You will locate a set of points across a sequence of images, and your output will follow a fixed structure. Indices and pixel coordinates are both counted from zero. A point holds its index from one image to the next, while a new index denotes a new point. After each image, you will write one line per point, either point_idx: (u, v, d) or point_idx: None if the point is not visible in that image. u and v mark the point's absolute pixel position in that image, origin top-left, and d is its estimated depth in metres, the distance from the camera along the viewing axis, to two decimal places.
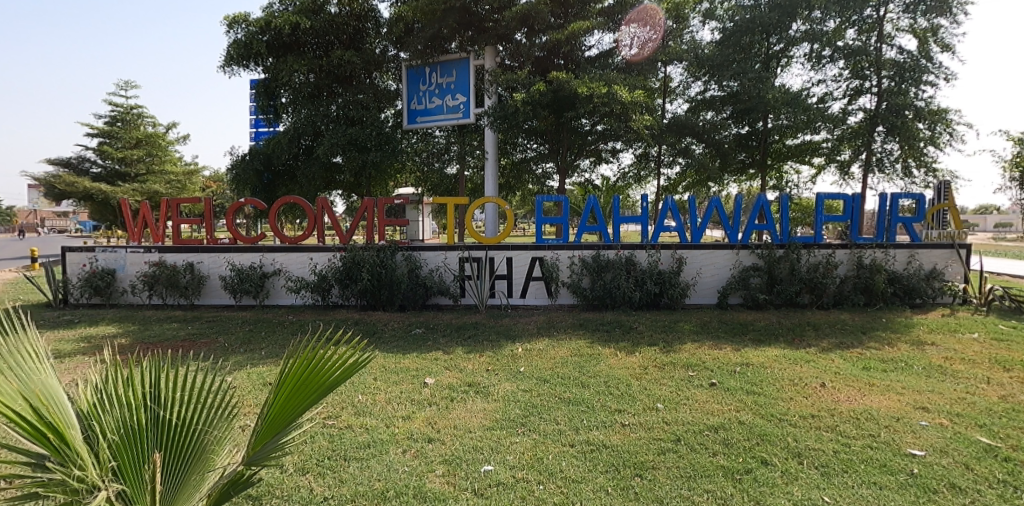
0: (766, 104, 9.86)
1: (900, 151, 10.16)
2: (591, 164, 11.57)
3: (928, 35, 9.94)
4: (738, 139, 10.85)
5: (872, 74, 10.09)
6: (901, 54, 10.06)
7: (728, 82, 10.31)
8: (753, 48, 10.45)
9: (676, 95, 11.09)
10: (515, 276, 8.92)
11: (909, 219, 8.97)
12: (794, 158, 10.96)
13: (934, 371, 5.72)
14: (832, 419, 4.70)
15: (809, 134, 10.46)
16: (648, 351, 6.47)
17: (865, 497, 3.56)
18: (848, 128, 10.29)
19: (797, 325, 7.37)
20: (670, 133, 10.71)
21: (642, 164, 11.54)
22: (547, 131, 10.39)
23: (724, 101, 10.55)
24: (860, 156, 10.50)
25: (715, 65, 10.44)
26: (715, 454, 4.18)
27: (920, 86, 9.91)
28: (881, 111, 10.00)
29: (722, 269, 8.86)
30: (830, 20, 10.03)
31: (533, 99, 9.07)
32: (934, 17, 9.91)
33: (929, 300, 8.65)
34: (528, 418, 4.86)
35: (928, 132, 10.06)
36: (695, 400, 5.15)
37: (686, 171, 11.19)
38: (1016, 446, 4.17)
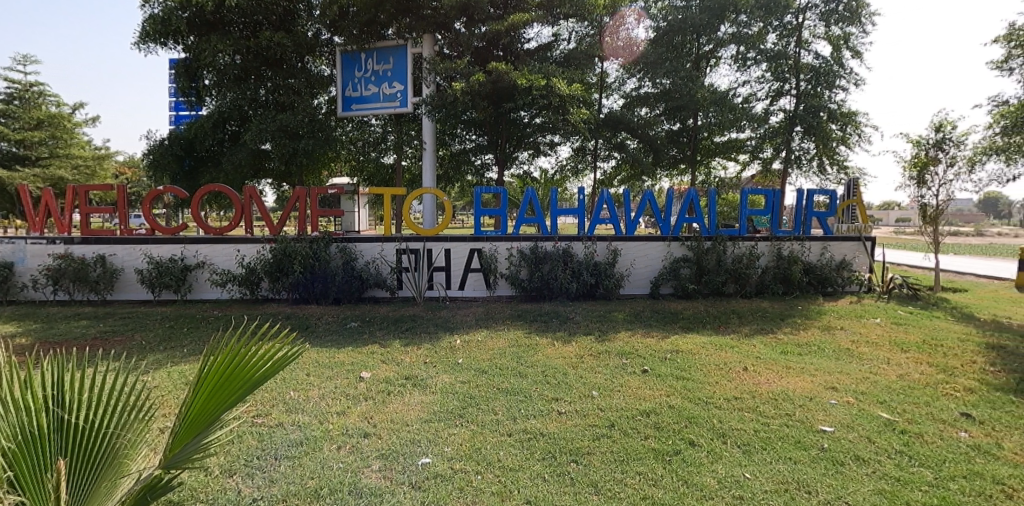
0: (695, 102, 10.30)
1: (816, 150, 10.86)
2: (529, 156, 11.57)
3: (841, 42, 10.65)
4: (670, 135, 11.16)
5: (791, 78, 10.75)
6: (817, 58, 10.71)
7: (662, 79, 10.55)
8: (685, 47, 10.80)
9: (612, 90, 11.32)
10: (454, 268, 8.86)
11: (822, 213, 9.63)
12: (721, 155, 11.52)
13: (843, 354, 6.18)
14: (753, 401, 4.98)
15: (735, 132, 11.02)
16: (584, 341, 6.59)
17: (781, 472, 3.92)
18: (770, 127, 10.92)
19: (722, 314, 7.76)
20: (606, 127, 10.97)
21: (579, 158, 11.66)
22: (485, 123, 10.33)
23: (657, 98, 10.75)
24: (781, 154, 11.09)
25: (649, 63, 10.69)
26: (647, 438, 4.38)
27: (833, 90, 10.61)
28: (799, 111, 10.64)
29: (654, 261, 9.16)
30: (755, 24, 10.50)
31: (472, 90, 8.96)
32: (846, 25, 10.60)
33: (839, 288, 9.33)
34: (467, 409, 4.85)
35: (840, 132, 10.83)
36: (628, 387, 5.29)
37: (621, 165, 11.46)
38: (911, 420, 4.63)
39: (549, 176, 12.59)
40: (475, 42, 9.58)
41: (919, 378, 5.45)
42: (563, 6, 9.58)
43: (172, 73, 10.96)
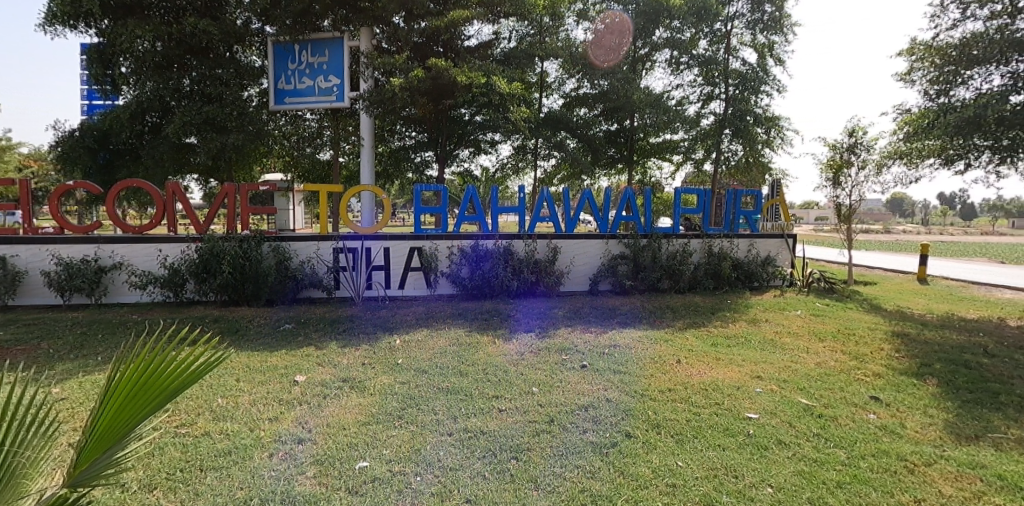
0: (632, 104, 10.60)
1: (744, 152, 11.44)
2: (470, 154, 11.51)
3: (766, 51, 11.27)
4: (608, 135, 11.54)
5: (721, 83, 11.22)
6: (744, 65, 11.27)
7: (599, 80, 10.90)
8: (622, 50, 11.06)
9: (552, 90, 11.46)
10: (394, 267, 8.70)
11: (749, 213, 10.18)
12: (656, 155, 11.87)
13: (767, 344, 6.54)
14: (685, 391, 5.19)
15: (670, 133, 11.45)
16: (525, 338, 6.64)
17: (711, 459, 4.10)
18: (701, 129, 11.40)
19: (658, 309, 8.03)
20: (546, 127, 11.22)
21: (520, 157, 11.73)
22: (425, 119, 10.22)
23: (596, 99, 11.07)
24: (711, 155, 11.63)
25: (587, 64, 10.94)
26: (586, 431, 4.47)
27: (759, 95, 11.21)
28: (729, 115, 11.18)
29: (593, 258, 9.35)
30: (688, 30, 10.93)
31: (411, 86, 8.64)
32: (770, 34, 11.23)
33: (764, 283, 9.88)
34: (406, 410, 4.77)
35: (766, 135, 11.48)
36: (568, 382, 5.38)
37: (561, 164, 11.60)
38: (827, 404, 4.97)
39: (490, 174, 12.59)
40: (415, 37, 9.53)
41: (834, 366, 5.86)
42: (503, 4, 9.59)
43: (83, 58, 10.11)
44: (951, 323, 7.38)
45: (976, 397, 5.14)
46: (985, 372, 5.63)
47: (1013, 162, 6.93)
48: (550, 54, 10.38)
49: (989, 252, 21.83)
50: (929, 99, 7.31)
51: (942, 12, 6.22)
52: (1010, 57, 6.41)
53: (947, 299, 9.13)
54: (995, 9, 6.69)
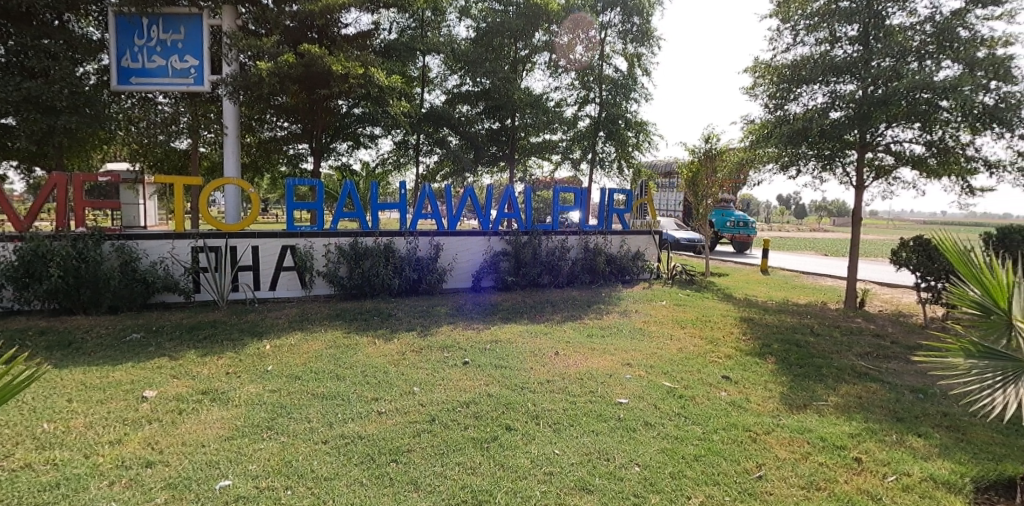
0: (513, 103, 10.94)
1: (616, 153, 12.23)
2: (349, 148, 11.09)
3: (635, 60, 12.11)
4: (490, 133, 11.64)
5: (595, 88, 11.91)
6: (616, 72, 12.01)
7: (481, 78, 10.98)
8: (503, 49, 11.26)
9: (435, 85, 11.33)
10: (264, 267, 8.09)
11: (620, 210, 10.85)
12: (537, 155, 12.07)
13: (636, 333, 7.05)
14: (562, 382, 5.41)
15: (549, 133, 11.86)
16: (406, 337, 6.52)
17: (585, 444, 4.33)
18: (579, 131, 11.95)
19: (539, 303, 8.31)
20: (428, 122, 11.12)
21: (402, 152, 11.37)
22: (299, 109, 9.61)
23: (479, 97, 11.23)
24: (587, 155, 12.19)
25: (470, 61, 10.93)
26: (466, 428, 4.49)
27: (629, 101, 12.03)
28: (603, 118, 11.88)
29: (476, 255, 9.43)
30: (564, 35, 11.38)
31: (281, 71, 8.00)
32: (638, 45, 11.99)
33: (635, 276, 10.64)
34: (276, 420, 4.46)
35: (635, 139, 12.31)
36: (450, 379, 5.37)
37: (443, 161, 11.60)
38: (686, 385, 5.48)
39: (371, 169, 12.20)
40: (286, 21, 9.06)
41: (693, 350, 6.47)
42: None
43: None
44: (786, 308, 8.48)
45: (804, 371, 5.95)
46: (811, 349, 6.55)
47: (831, 169, 8.10)
48: (432, 49, 10.42)
49: (816, 244, 25.36)
50: (769, 112, 8.27)
51: (779, 35, 7.04)
52: (828, 79, 7.46)
53: (783, 287, 10.50)
54: (819, 36, 7.75)
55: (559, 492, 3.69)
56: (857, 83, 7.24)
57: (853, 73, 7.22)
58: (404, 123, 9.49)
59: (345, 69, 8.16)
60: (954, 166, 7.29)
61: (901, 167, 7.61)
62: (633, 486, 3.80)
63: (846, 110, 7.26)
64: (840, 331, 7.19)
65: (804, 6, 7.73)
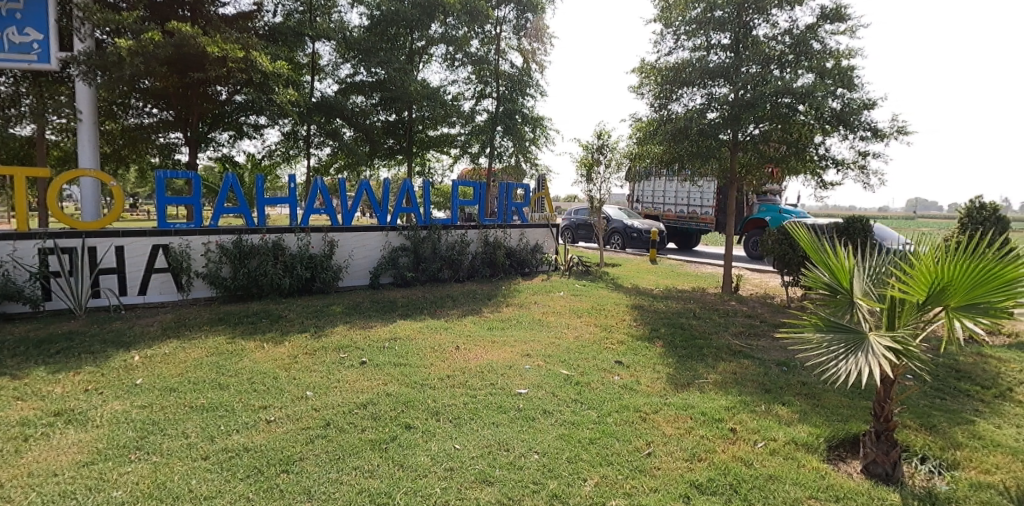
0: (409, 96, 10.49)
1: (513, 148, 12.38)
2: (231, 138, 10.33)
3: (530, 56, 12.35)
4: (387, 126, 11.28)
5: (492, 82, 11.97)
6: (512, 67, 12.21)
7: (376, 69, 10.51)
8: (399, 39, 10.99)
9: (325, 74, 10.81)
10: (131, 269, 7.30)
11: (519, 204, 11.22)
12: (435, 148, 12.17)
13: (535, 323, 7.26)
14: (462, 376, 5.44)
15: (446, 127, 11.83)
16: (298, 339, 6.20)
17: (486, 437, 4.39)
18: (476, 125, 11.96)
19: (439, 298, 8.27)
20: (318, 113, 10.43)
21: (290, 143, 10.94)
22: (169, 94, 8.77)
23: (373, 88, 10.70)
24: (486, 150, 12.25)
25: (363, 50, 10.46)
26: (364, 430, 4.37)
27: (525, 97, 12.27)
28: (499, 113, 12.02)
29: (373, 251, 9.17)
30: (461, 28, 11.28)
31: (145, 51, 7.23)
32: (532, 41, 12.32)
33: (534, 269, 10.94)
34: (146, 439, 4.05)
35: (532, 134, 12.63)
36: (346, 381, 5.19)
37: (337, 154, 11.11)
38: (582, 372, 5.73)
39: (258, 161, 11.43)
40: None
41: (589, 338, 6.78)
42: None
43: None
44: (671, 295, 9.14)
45: (686, 352, 6.45)
46: (693, 330, 7.14)
47: (709, 165, 8.79)
48: (322, 35, 9.91)
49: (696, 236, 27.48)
50: (655, 111, 8.81)
51: (662, 38, 7.48)
52: (705, 82, 8.10)
53: (670, 275, 11.31)
54: (697, 42, 8.33)
55: (460, 487, 3.71)
56: (729, 86, 7.90)
57: (726, 77, 7.90)
58: (292, 113, 8.97)
59: (223, 52, 7.50)
60: (809, 164, 8.21)
61: (767, 164, 8.42)
62: (532, 474, 3.91)
63: (720, 111, 7.93)
64: (718, 314, 7.88)
65: (683, 13, 8.30)
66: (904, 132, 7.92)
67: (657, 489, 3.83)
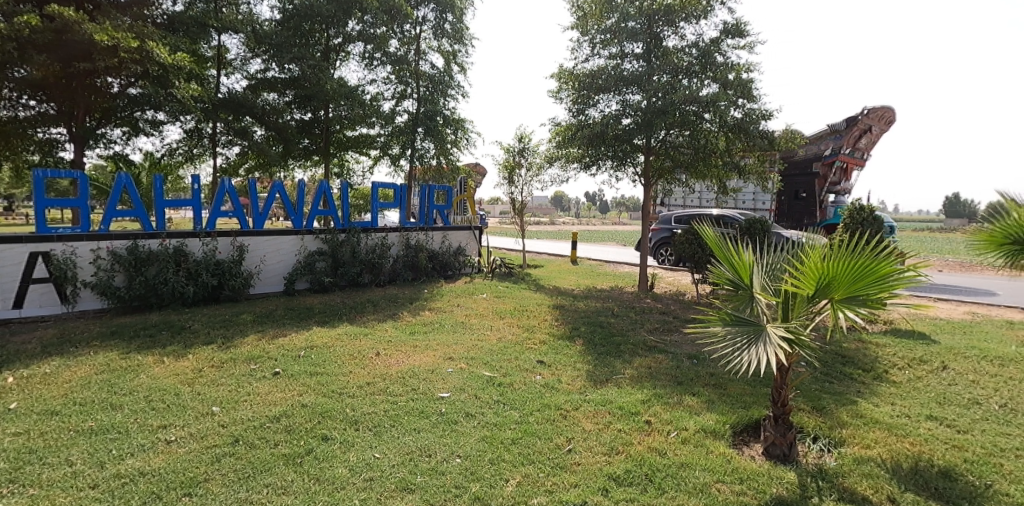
0: (325, 93, 10.12)
1: (435, 150, 12.29)
2: (125, 134, 9.51)
3: (451, 58, 12.30)
4: (301, 125, 10.83)
5: (412, 83, 11.80)
6: (432, 68, 12.13)
7: (289, 65, 10.17)
8: (313, 36, 10.57)
9: (233, 68, 10.25)
10: (3, 280, 6.53)
11: (441, 207, 11.19)
12: (353, 148, 11.84)
13: (457, 326, 7.26)
14: (383, 383, 5.34)
15: (365, 127, 11.50)
16: (204, 351, 5.82)
17: (407, 443, 4.33)
18: (396, 126, 11.71)
19: (359, 304, 8.06)
20: (225, 110, 9.84)
21: (194, 141, 10.29)
22: (50, 84, 7.93)
23: (286, 85, 10.33)
24: (406, 151, 12.07)
25: (275, 45, 10.07)
26: (277, 445, 4.18)
27: (447, 98, 12.22)
28: (420, 114, 11.84)
29: (287, 255, 8.78)
30: (380, 26, 10.94)
31: (19, 35, 6.61)
32: (452, 42, 12.25)
33: (457, 271, 10.94)
34: (23, 470, 3.65)
35: (453, 136, 12.60)
36: (257, 394, 4.94)
37: (246, 154, 10.60)
38: (505, 373, 5.80)
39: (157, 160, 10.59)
40: None
41: (511, 339, 6.86)
42: None
43: None
44: (591, 294, 9.45)
45: (605, 349, 6.70)
46: (612, 328, 7.42)
47: (625, 168, 9.13)
48: (229, 27, 9.43)
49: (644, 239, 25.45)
50: (573, 116, 9.04)
51: (579, 46, 7.71)
52: (620, 89, 8.44)
53: (589, 275, 11.69)
54: (612, 50, 8.66)
55: (379, 497, 3.65)
56: (642, 93, 8.27)
57: (639, 85, 8.25)
58: (195, 110, 8.40)
59: (113, 40, 6.87)
60: (715, 169, 8.76)
61: (677, 168, 8.89)
62: (453, 478, 3.91)
63: (633, 117, 8.30)
64: (634, 311, 8.24)
65: (599, 22, 8.61)
66: (795, 140, 8.64)
67: (576, 484, 3.95)
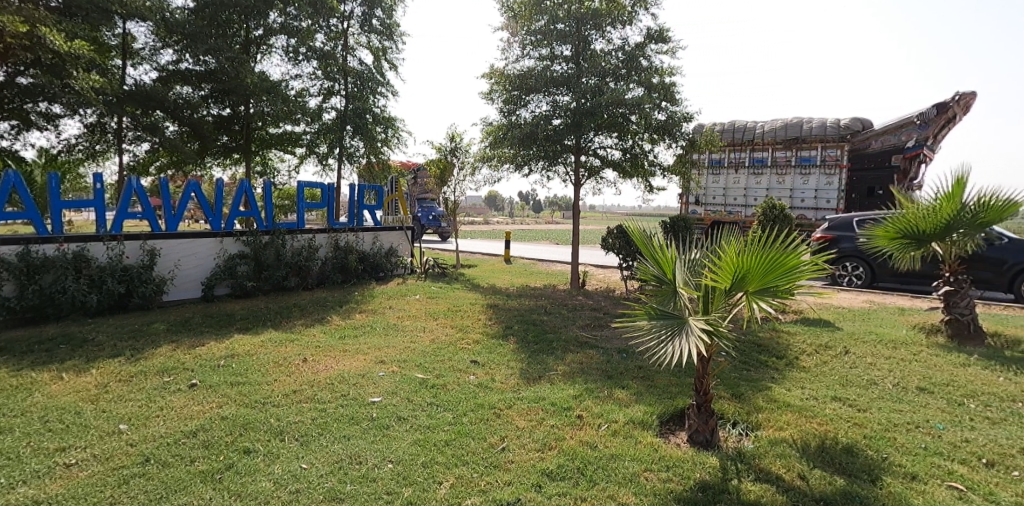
0: (245, 87, 9.63)
1: (364, 149, 12.02)
2: (13, 128, 8.63)
3: (381, 54, 12.03)
4: (219, 121, 10.32)
5: (340, 79, 11.45)
6: (361, 65, 11.84)
7: (205, 57, 9.58)
8: (230, 27, 9.99)
9: (142, 59, 9.60)
10: None
11: (372, 207, 11.03)
12: (277, 146, 11.34)
13: (389, 329, 7.15)
14: (311, 390, 5.18)
15: (289, 124, 11.03)
16: (110, 365, 5.41)
17: (336, 452, 4.23)
18: (323, 124, 11.32)
19: (285, 308, 7.77)
20: (131, 103, 9.06)
21: (97, 136, 9.63)
22: None
23: (202, 78, 9.76)
24: (335, 150, 11.73)
25: (189, 35, 9.39)
26: (193, 461, 3.96)
27: (376, 96, 11.98)
28: (348, 111, 11.51)
29: (205, 259, 8.33)
30: (304, 20, 10.57)
31: None
32: (382, 39, 11.97)
33: (389, 273, 10.79)
34: None
35: (384, 134, 12.35)
36: (171, 408, 4.66)
37: (158, 150, 10.03)
38: (438, 374, 5.78)
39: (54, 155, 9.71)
40: None
41: (445, 340, 6.84)
42: None
43: None
44: (524, 292, 9.57)
45: (537, 346, 6.82)
46: (545, 325, 7.56)
47: (556, 168, 9.28)
48: (135, 14, 8.76)
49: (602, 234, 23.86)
50: (504, 115, 9.08)
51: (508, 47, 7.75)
52: (550, 90, 8.58)
53: (523, 274, 11.85)
54: (542, 52, 8.77)
55: None
56: (571, 95, 8.45)
57: (568, 86, 8.44)
58: (97, 102, 7.80)
59: None
60: (641, 170, 9.08)
61: (605, 169, 9.15)
62: (384, 484, 3.86)
63: (563, 118, 8.47)
64: (566, 308, 8.43)
65: (528, 24, 8.69)
66: (714, 143, 9.08)
67: (510, 482, 4.01)
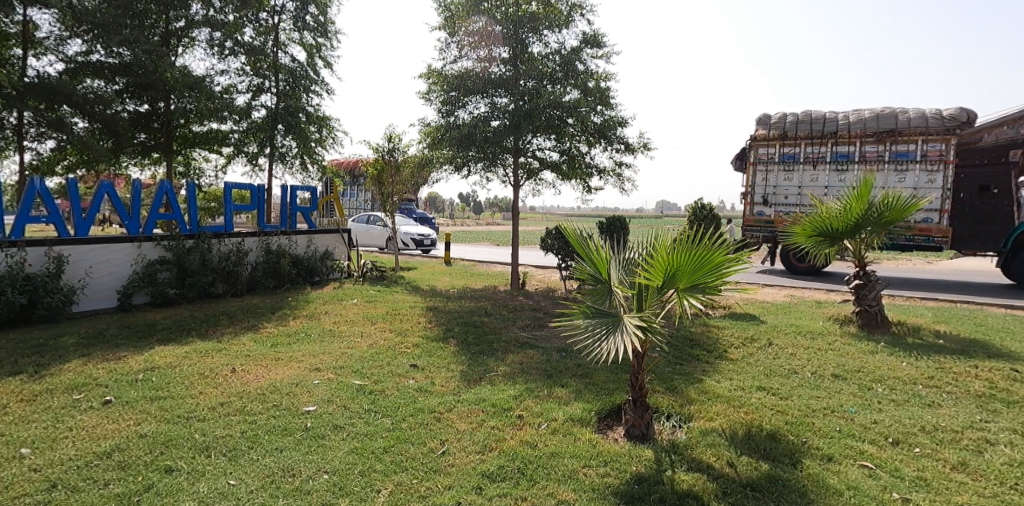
0: (164, 82, 9.19)
1: (297, 148, 11.60)
2: None
3: (314, 51, 11.62)
4: (136, 117, 9.72)
5: (270, 76, 11.06)
6: (294, 62, 11.41)
7: (118, 48, 8.95)
8: (149, 16, 9.40)
9: (45, 49, 8.83)
10: None
11: (305, 208, 10.70)
12: (202, 146, 10.80)
13: (324, 335, 6.97)
14: (240, 402, 4.97)
15: (215, 122, 10.48)
16: (10, 384, 4.97)
17: (268, 466, 4.08)
18: (252, 122, 10.82)
19: (211, 316, 7.41)
20: (33, 96, 8.40)
21: None
22: None
23: (116, 71, 9.13)
24: (265, 149, 11.28)
25: (99, 25, 8.59)
26: (107, 484, 3.71)
27: (309, 94, 11.60)
28: (279, 109, 11.08)
29: (120, 266, 7.82)
30: (229, 13, 10.09)
31: None
32: (316, 36, 11.58)
33: (324, 277, 10.50)
34: None
35: (318, 134, 11.96)
36: (81, 428, 4.34)
37: (64, 148, 9.35)
38: (375, 380, 5.69)
39: None
40: None
41: (383, 344, 6.73)
42: None
43: None
44: (465, 294, 9.57)
45: (476, 348, 6.85)
46: (484, 327, 7.59)
47: (495, 170, 9.31)
48: None
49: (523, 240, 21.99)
50: (442, 117, 9.02)
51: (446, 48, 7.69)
52: (488, 91, 8.60)
53: (463, 275, 11.84)
54: (480, 54, 8.77)
55: None
56: (510, 97, 8.50)
57: (507, 88, 8.48)
58: None
59: None
60: (578, 173, 9.24)
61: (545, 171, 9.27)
62: (320, 495, 3.76)
63: (501, 120, 8.49)
64: (505, 309, 8.50)
65: (466, 25, 8.65)
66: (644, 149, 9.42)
67: (451, 486, 4.00)
